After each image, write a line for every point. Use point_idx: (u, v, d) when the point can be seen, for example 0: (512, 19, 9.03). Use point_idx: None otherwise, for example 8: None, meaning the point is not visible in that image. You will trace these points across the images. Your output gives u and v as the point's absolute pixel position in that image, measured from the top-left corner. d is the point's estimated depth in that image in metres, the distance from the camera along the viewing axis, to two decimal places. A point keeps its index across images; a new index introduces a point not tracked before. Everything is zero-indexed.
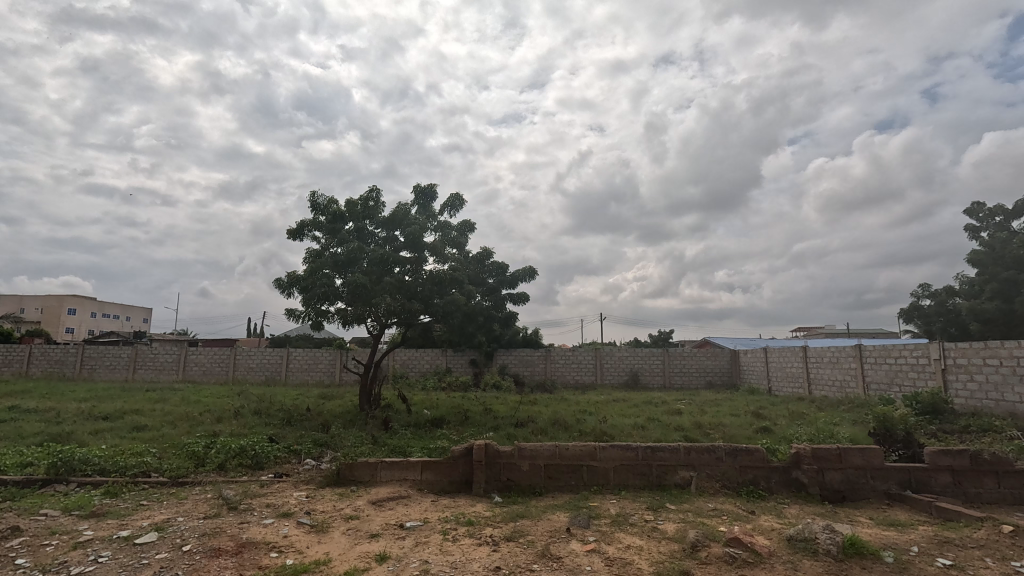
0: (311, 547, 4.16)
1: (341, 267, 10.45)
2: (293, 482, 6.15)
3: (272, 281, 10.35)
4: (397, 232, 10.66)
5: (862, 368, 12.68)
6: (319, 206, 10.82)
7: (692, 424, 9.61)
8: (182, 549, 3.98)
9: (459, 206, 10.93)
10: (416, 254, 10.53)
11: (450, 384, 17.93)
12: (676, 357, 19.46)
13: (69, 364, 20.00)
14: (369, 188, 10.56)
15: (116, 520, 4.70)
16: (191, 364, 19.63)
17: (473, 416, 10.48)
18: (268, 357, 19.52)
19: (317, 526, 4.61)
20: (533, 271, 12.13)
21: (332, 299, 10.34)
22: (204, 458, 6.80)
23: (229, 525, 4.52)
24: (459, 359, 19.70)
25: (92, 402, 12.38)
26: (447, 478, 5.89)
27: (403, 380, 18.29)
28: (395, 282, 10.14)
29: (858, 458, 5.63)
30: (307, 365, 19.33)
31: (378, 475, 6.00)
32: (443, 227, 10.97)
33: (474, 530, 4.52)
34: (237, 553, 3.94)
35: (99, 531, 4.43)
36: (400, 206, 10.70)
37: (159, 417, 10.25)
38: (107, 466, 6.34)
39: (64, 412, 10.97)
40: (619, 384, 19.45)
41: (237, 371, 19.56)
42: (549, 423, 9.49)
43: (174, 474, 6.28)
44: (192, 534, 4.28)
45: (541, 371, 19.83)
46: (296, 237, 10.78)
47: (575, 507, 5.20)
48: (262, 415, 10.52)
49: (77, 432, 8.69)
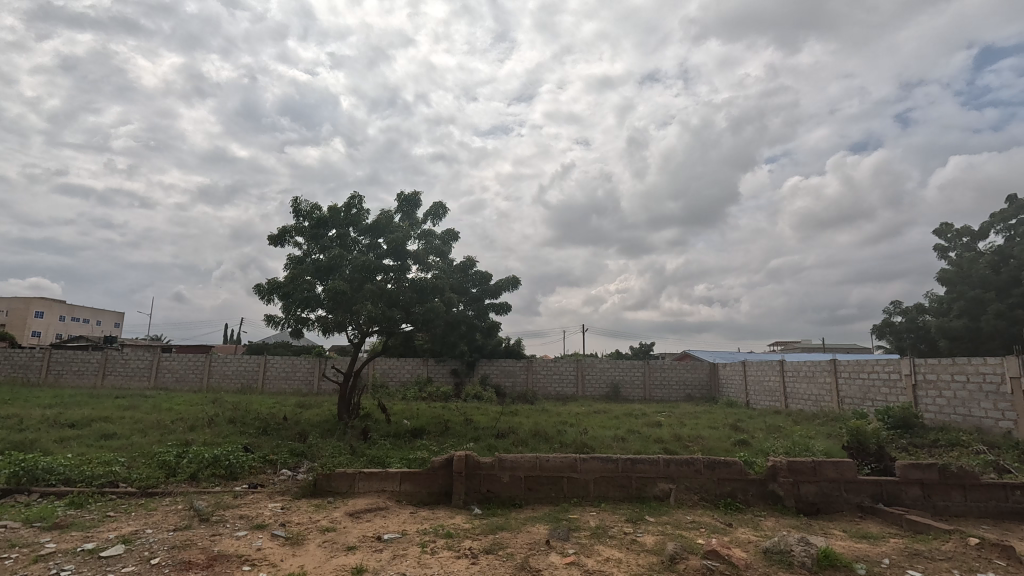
0: (285, 560, 4.07)
1: (323, 273, 10.35)
2: (269, 493, 6.03)
3: (252, 287, 10.20)
4: (381, 240, 10.61)
5: (837, 382, 12.94)
6: (302, 212, 10.74)
7: (672, 436, 9.69)
8: (150, 562, 3.85)
9: (443, 215, 10.95)
10: (399, 262, 10.49)
11: (430, 394, 17.77)
12: (656, 369, 19.65)
13: (34, 370, 19.27)
14: (352, 194, 10.52)
15: (81, 532, 4.54)
16: (165, 371, 19.14)
17: (453, 427, 10.41)
18: (244, 364, 19.14)
19: (292, 538, 4.52)
20: (517, 280, 12.18)
21: (313, 306, 10.29)
22: (175, 467, 6.62)
23: (200, 537, 4.39)
24: (441, 368, 19.70)
25: (58, 409, 11.96)
26: (425, 488, 5.83)
27: (383, 389, 18.12)
28: (376, 290, 10.06)
29: (832, 471, 5.75)
30: (284, 372, 18.98)
31: (356, 486, 5.91)
32: (427, 235, 10.96)
33: (454, 542, 4.48)
34: (209, 566, 3.83)
35: (62, 543, 4.27)
36: (384, 213, 10.68)
37: (129, 425, 9.93)
38: (73, 475, 6.11)
39: (29, 418, 10.57)
40: (599, 396, 19.52)
41: (211, 379, 19.12)
42: (530, 434, 9.48)
43: (144, 484, 6.10)
44: (161, 547, 4.15)
45: (522, 381, 19.79)
46: (278, 243, 10.66)
47: (555, 519, 5.17)
48: (237, 424, 10.26)
49: (41, 440, 8.37)
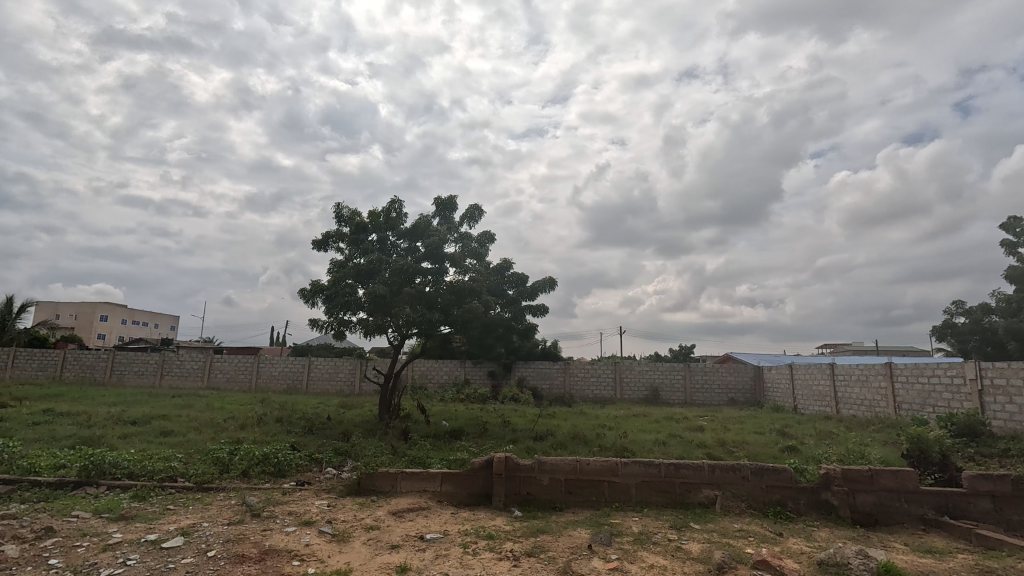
0: (332, 556, 4.17)
1: (363, 277, 10.61)
2: (315, 490, 6.21)
3: (297, 291, 10.57)
4: (419, 243, 10.80)
5: (893, 387, 12.27)
6: (343, 217, 11.06)
7: (715, 441, 9.42)
8: (207, 554, 4.03)
9: (479, 218, 11.04)
10: (437, 265, 10.64)
11: (468, 396, 17.92)
12: (698, 372, 19.16)
13: (100, 370, 20.53)
14: (392, 199, 10.76)
15: (144, 524, 4.80)
16: (217, 371, 20.02)
17: (491, 428, 10.46)
18: (290, 365, 19.82)
19: (338, 534, 4.64)
20: (553, 282, 12.14)
21: (354, 309, 10.57)
22: (228, 464, 6.91)
23: (252, 532, 4.57)
24: (478, 370, 19.87)
25: (121, 407, 12.71)
26: (465, 490, 5.87)
27: (421, 391, 18.42)
28: (415, 292, 10.23)
29: (891, 481, 5.45)
30: (327, 373, 19.55)
31: (399, 486, 6.00)
32: (464, 238, 11.07)
33: (495, 544, 4.48)
34: (261, 560, 3.98)
35: (128, 533, 4.53)
36: (422, 217, 10.86)
37: (185, 423, 10.45)
38: (136, 469, 6.47)
39: (96, 415, 11.28)
40: (638, 399, 19.16)
41: (259, 379, 19.89)
42: (568, 437, 9.40)
43: (200, 479, 6.40)
44: (217, 540, 4.34)
45: (559, 385, 19.66)
46: (320, 247, 11.01)
47: (597, 523, 5.11)
48: (284, 423, 10.61)
49: (107, 436, 8.91)
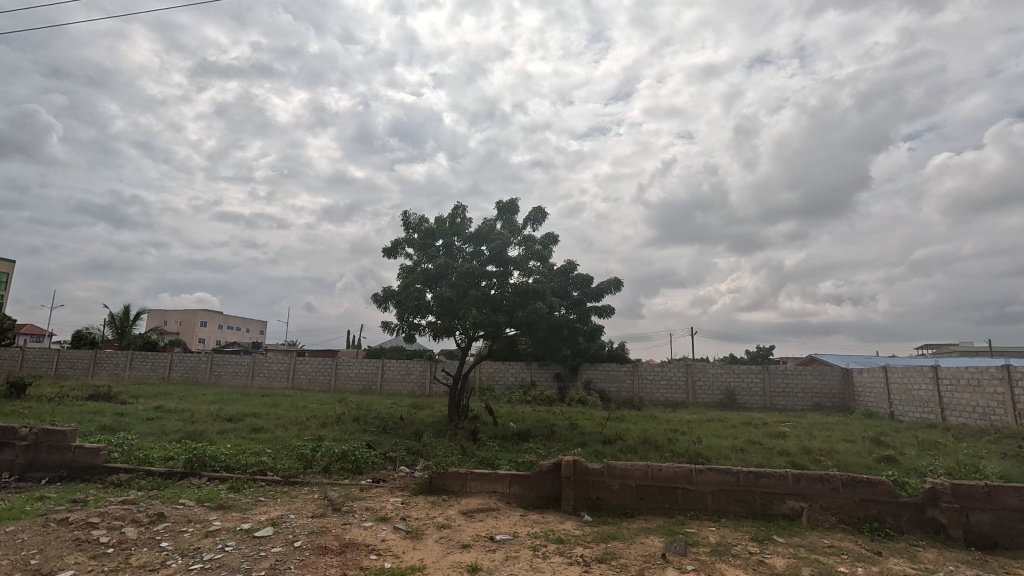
0: (406, 552, 4.31)
1: (431, 281, 10.93)
2: (390, 488, 6.46)
3: (370, 296, 11.08)
4: (483, 247, 10.96)
5: (1012, 393, 10.90)
6: (411, 224, 11.46)
7: (800, 449, 8.81)
8: (294, 544, 4.31)
9: (542, 220, 11.03)
10: (501, 268, 10.74)
11: (534, 398, 17.95)
12: (778, 375, 18.01)
13: (201, 370, 22.59)
14: (455, 205, 11.02)
15: (239, 513, 5.21)
16: (300, 372, 21.40)
17: (559, 431, 10.38)
18: (365, 366, 20.80)
19: (412, 531, 4.79)
20: (620, 283, 11.89)
21: (423, 312, 10.91)
22: (311, 460, 7.35)
23: (334, 525, 4.83)
24: (544, 372, 19.89)
25: (219, 405, 13.89)
26: (534, 492, 5.86)
27: (489, 392, 18.70)
28: (481, 295, 10.40)
29: (1013, 499, 4.82)
30: (399, 375, 20.32)
31: (469, 486, 6.11)
32: (527, 241, 11.10)
33: (565, 548, 4.44)
34: (341, 552, 4.19)
35: (226, 522, 4.93)
36: (486, 221, 11.03)
37: (273, 421, 11.25)
38: (231, 463, 7.04)
39: (198, 412, 12.42)
40: (713, 403, 18.31)
41: (338, 380, 21.03)
42: (639, 441, 9.14)
43: (286, 473, 6.85)
44: (302, 531, 4.62)
45: (628, 387, 19.20)
46: (391, 254, 11.47)
47: (670, 532, 4.92)
48: (360, 422, 11.14)
49: (207, 431, 9.78)
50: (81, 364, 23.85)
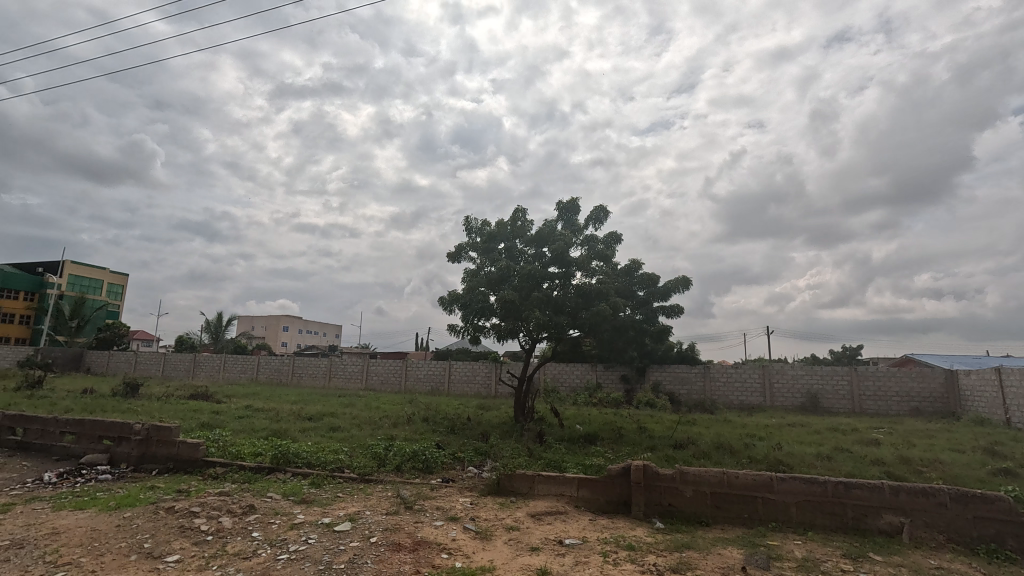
0: (476, 552, 4.37)
1: (494, 284, 11.05)
2: (459, 488, 6.59)
3: (436, 300, 11.39)
4: (545, 249, 10.94)
5: None
6: (473, 228, 11.65)
7: (896, 458, 8.04)
8: (370, 540, 4.48)
9: (604, 219, 10.84)
10: (563, 269, 10.68)
11: (601, 400, 17.67)
12: (868, 377, 16.57)
13: (284, 372, 24.21)
14: (516, 208, 11.08)
15: (320, 508, 5.51)
16: (373, 374, 22.36)
17: (627, 434, 10.14)
18: (433, 368, 21.39)
19: (481, 532, 4.85)
20: (687, 281, 11.46)
21: (488, 315, 11.06)
22: (384, 459, 7.64)
23: (407, 523, 4.99)
24: (610, 374, 19.59)
25: (301, 405, 14.83)
26: (603, 497, 5.75)
27: (554, 394, 18.66)
28: (544, 297, 10.38)
29: None
30: (466, 376, 20.72)
31: (536, 488, 6.11)
32: (589, 240, 10.95)
33: (637, 556, 4.32)
34: (414, 549, 4.31)
35: (309, 515, 5.23)
36: (547, 223, 11.01)
37: (349, 420, 11.83)
38: (312, 459, 7.46)
39: (282, 411, 13.31)
40: (793, 407, 17.16)
41: (408, 382, 21.78)
42: (713, 446, 8.74)
43: (362, 471, 7.17)
44: (378, 527, 4.81)
45: (699, 390, 18.43)
46: (455, 259, 11.73)
47: (750, 543, 4.65)
48: (429, 423, 11.47)
49: (291, 429, 10.44)
50: (183, 366, 26.29)
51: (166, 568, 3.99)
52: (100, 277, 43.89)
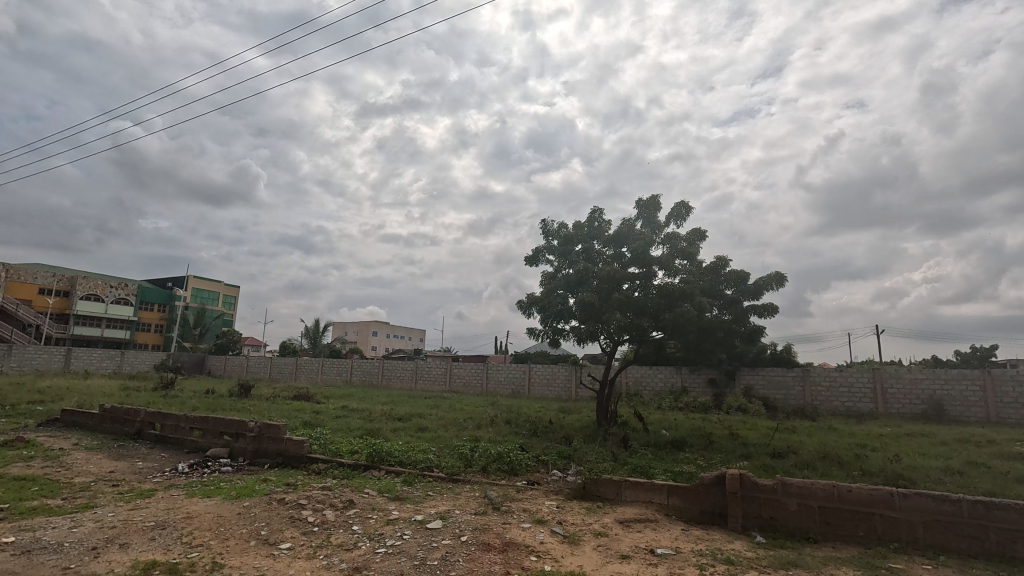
0: (565, 557, 4.33)
1: (573, 287, 10.95)
2: (545, 490, 6.58)
3: (515, 303, 11.51)
4: (624, 249, 10.68)
5: None
6: (550, 231, 11.65)
7: None
8: (461, 539, 4.60)
9: (687, 216, 10.39)
10: (644, 269, 10.36)
11: (687, 405, 16.91)
12: (1007, 382, 14.42)
13: (375, 375, 25.64)
14: (592, 209, 10.94)
15: (413, 505, 5.75)
16: (456, 376, 23.04)
17: (719, 441, 9.60)
18: (514, 371, 21.64)
19: (569, 536, 4.80)
20: (782, 277, 10.68)
21: (567, 317, 10.99)
22: (471, 460, 7.82)
23: (495, 523, 5.06)
24: (697, 378, 18.70)
25: (391, 406, 15.63)
26: (696, 506, 5.48)
27: (637, 398, 18.14)
28: (624, 298, 10.13)
29: None
30: (546, 379, 20.73)
31: (624, 494, 5.96)
32: (671, 238, 10.54)
33: (736, 571, 4.05)
34: (504, 550, 4.36)
35: (403, 512, 5.48)
36: (625, 222, 10.75)
37: (436, 421, 12.26)
38: (404, 458, 7.82)
39: (375, 412, 14.09)
40: (912, 416, 15.33)
41: (489, 384, 22.19)
42: (817, 456, 8.03)
43: (450, 471, 7.39)
44: (467, 527, 4.92)
45: (798, 395, 17.05)
46: (533, 262, 11.79)
47: (868, 565, 4.21)
48: (512, 425, 11.59)
49: (383, 429, 11.02)
50: (287, 369, 28.69)
51: (280, 555, 4.35)
52: (217, 289, 49.13)
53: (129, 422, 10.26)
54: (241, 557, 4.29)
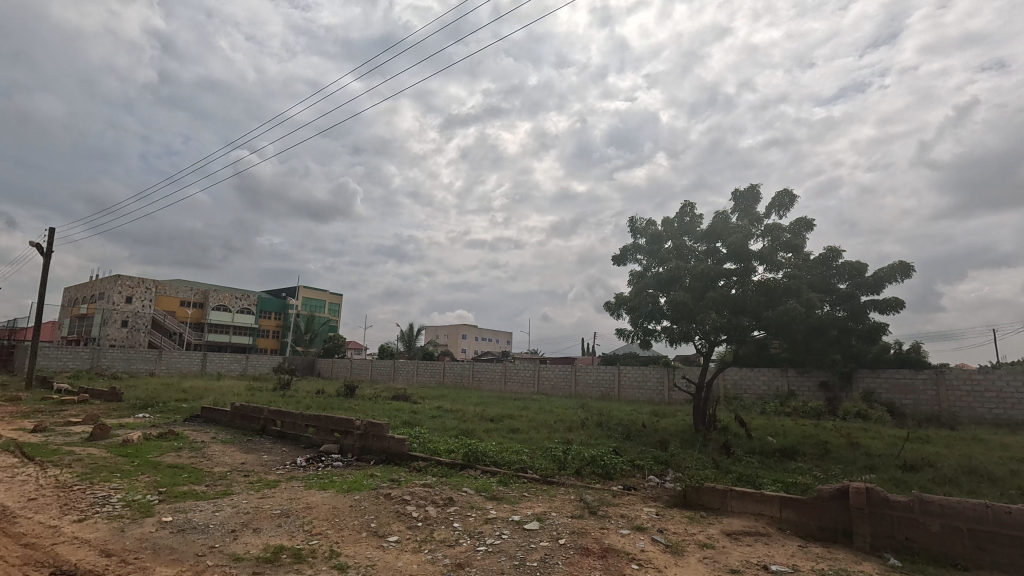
0: (669, 567, 4.15)
1: (664, 286, 10.53)
2: (642, 497, 6.37)
3: (603, 304, 11.31)
4: (719, 244, 10.09)
5: None
6: (637, 229, 11.32)
7: None
8: (559, 542, 4.58)
9: (790, 205, 9.60)
10: (742, 264, 9.71)
11: (796, 410, 15.56)
12: None
13: (465, 376, 26.45)
14: (683, 204, 10.46)
15: (510, 505, 5.82)
16: (544, 378, 23.11)
17: (837, 450, 8.72)
18: (602, 373, 21.26)
19: (672, 546, 4.60)
20: (908, 268, 9.49)
21: (658, 318, 10.59)
22: (564, 462, 7.78)
23: (593, 528, 4.98)
24: (805, 381, 17.16)
25: (482, 407, 16.02)
26: (814, 521, 5.01)
27: (737, 402, 17.02)
28: (721, 296, 9.56)
29: None
30: (637, 382, 20.12)
31: (729, 505, 5.61)
32: (772, 230, 9.79)
33: None
34: (603, 556, 4.27)
35: (500, 511, 5.57)
36: (720, 215, 10.16)
37: (527, 423, 12.37)
38: (498, 459, 7.96)
39: (468, 413, 14.51)
40: None
41: (578, 386, 21.98)
42: (961, 471, 7.01)
43: (544, 472, 7.40)
44: (564, 530, 4.89)
45: (931, 400, 15.02)
46: (620, 262, 11.52)
47: None
48: (604, 428, 11.37)
49: (476, 429, 11.32)
50: (385, 371, 30.47)
51: (388, 547, 4.60)
52: (323, 297, 53.45)
53: (255, 419, 11.46)
54: (355, 547, 4.60)
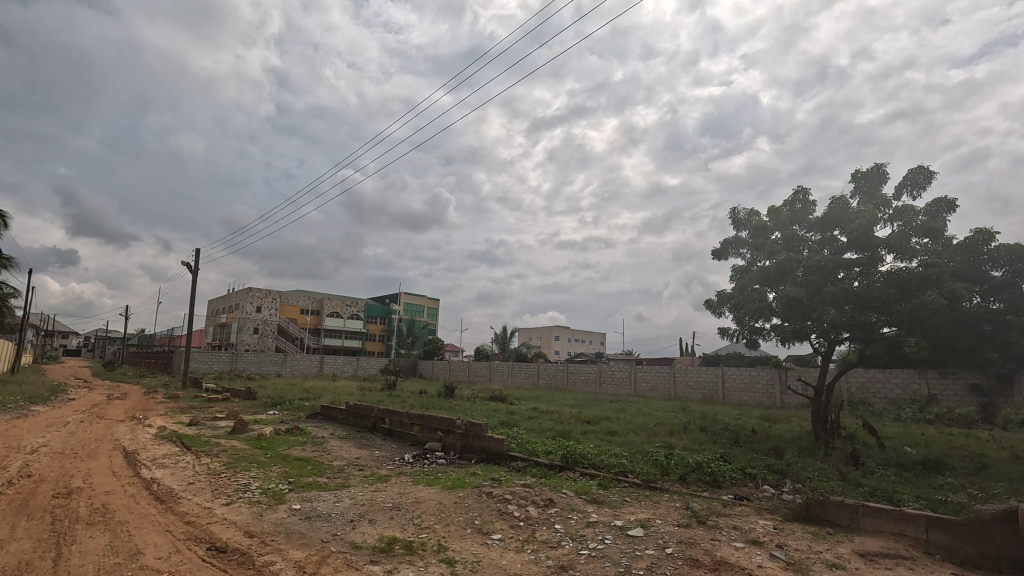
0: None
1: (772, 281, 9.73)
2: (756, 508, 5.91)
3: (703, 302, 10.71)
4: (837, 232, 9.14)
5: None
6: (740, 221, 10.59)
7: None
8: (666, 551, 4.38)
9: (925, 184, 8.43)
10: (867, 254, 8.69)
11: (939, 417, 13.60)
12: None
13: (559, 378, 26.44)
14: (794, 190, 9.61)
15: (612, 509, 5.70)
16: (641, 380, 22.40)
17: (998, 465, 7.45)
18: (705, 375, 20.15)
19: (794, 564, 4.21)
20: None
21: (767, 315, 9.80)
22: (667, 467, 7.46)
23: (702, 538, 4.72)
24: (951, 384, 14.93)
25: (578, 409, 15.89)
26: (973, 547, 4.32)
27: (864, 407, 15.25)
28: (841, 290, 8.63)
29: None
30: (744, 384, 18.80)
31: (862, 523, 5.02)
32: (904, 214, 8.65)
33: None
34: (715, 570, 4.02)
35: (602, 516, 5.47)
36: (837, 201, 9.19)
37: (625, 425, 12.06)
38: (597, 462, 7.83)
39: (564, 414, 14.47)
40: None
41: (678, 389, 21.02)
42: None
43: (646, 477, 7.15)
44: (671, 539, 4.68)
45: None
46: (721, 256, 10.84)
47: None
48: (709, 433, 10.73)
49: (574, 431, 11.24)
50: (482, 372, 31.37)
51: (493, 544, 4.71)
52: (422, 302, 56.36)
53: (367, 417, 12.34)
54: (461, 542, 4.76)
